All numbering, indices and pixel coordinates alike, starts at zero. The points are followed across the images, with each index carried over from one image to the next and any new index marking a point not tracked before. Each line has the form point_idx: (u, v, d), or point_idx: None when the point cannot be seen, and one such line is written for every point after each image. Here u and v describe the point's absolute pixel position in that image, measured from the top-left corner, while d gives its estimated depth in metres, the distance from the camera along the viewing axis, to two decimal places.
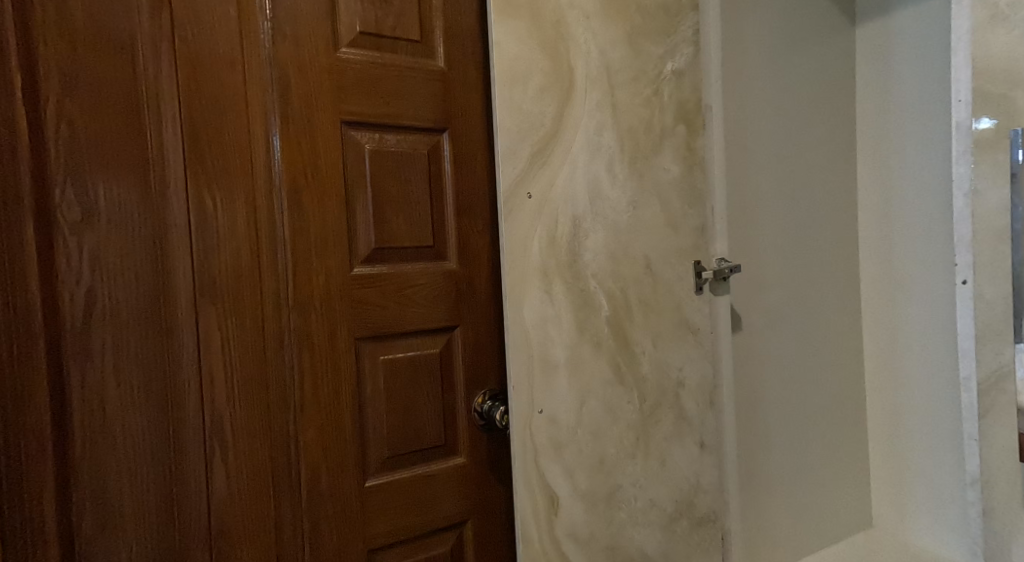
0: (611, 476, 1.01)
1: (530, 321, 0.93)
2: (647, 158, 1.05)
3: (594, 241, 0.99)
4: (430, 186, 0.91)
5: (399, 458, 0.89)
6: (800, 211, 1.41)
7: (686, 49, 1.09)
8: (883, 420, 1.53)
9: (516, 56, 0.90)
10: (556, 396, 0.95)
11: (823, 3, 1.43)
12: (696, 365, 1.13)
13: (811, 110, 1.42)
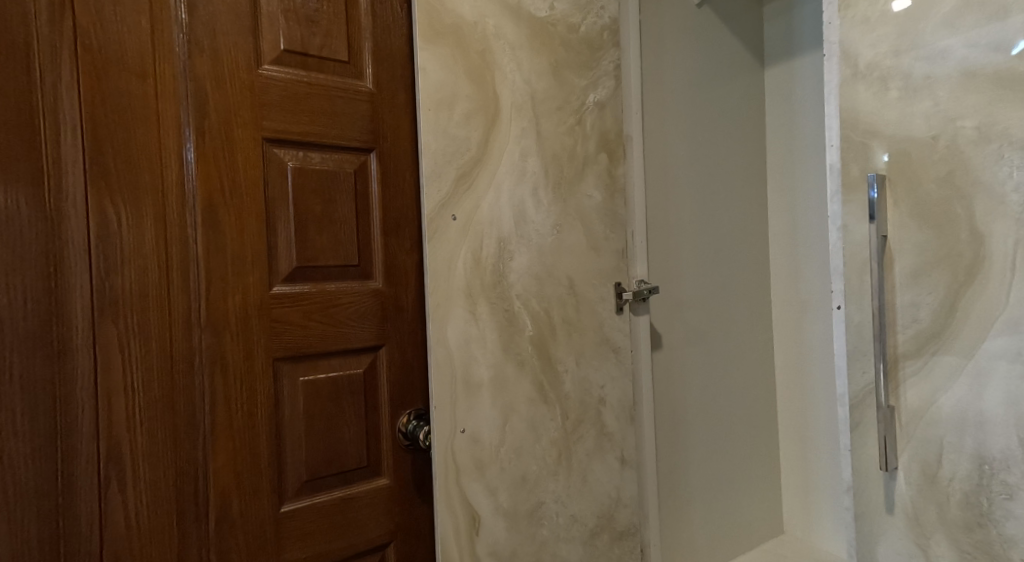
0: (534, 492, 1.03)
1: (453, 340, 0.94)
2: (571, 184, 1.09)
3: (518, 263, 1.02)
4: (356, 205, 0.90)
5: (318, 481, 0.87)
6: (715, 236, 1.51)
7: (607, 82, 1.16)
8: (791, 431, 1.64)
9: (442, 82, 0.93)
10: (478, 416, 0.97)
11: (735, 45, 1.55)
12: (617, 383, 1.17)
13: (724, 143, 1.53)
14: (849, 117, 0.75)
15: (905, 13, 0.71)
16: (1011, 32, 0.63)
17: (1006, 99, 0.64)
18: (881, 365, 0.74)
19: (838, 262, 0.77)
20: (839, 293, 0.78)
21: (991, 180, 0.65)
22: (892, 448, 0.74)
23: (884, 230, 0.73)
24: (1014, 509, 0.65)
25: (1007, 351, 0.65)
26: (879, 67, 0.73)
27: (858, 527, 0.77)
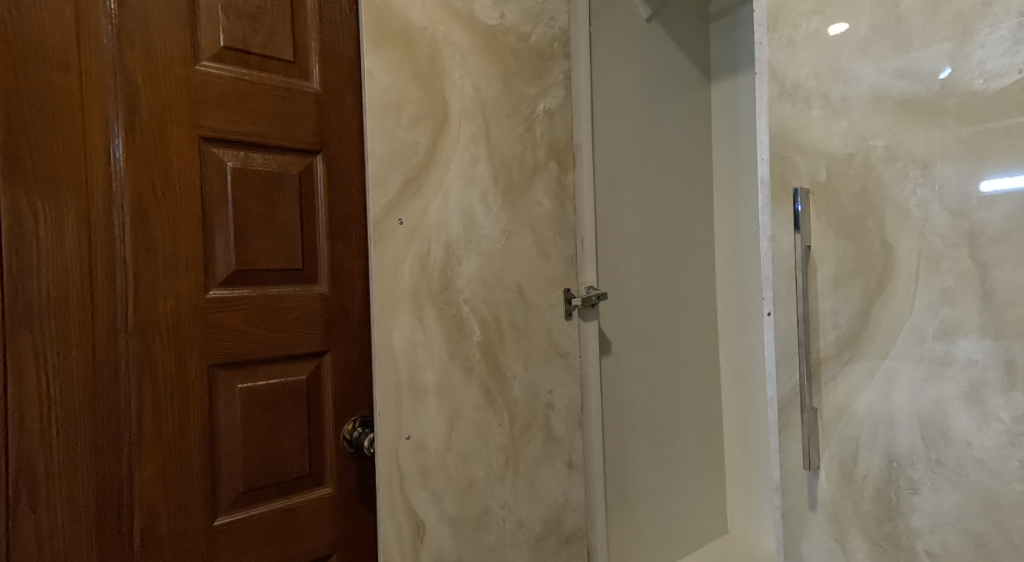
0: (480, 499, 1.03)
1: (399, 347, 0.93)
2: (520, 190, 1.10)
3: (466, 269, 1.02)
4: (301, 207, 0.88)
5: (256, 492, 0.84)
6: (662, 243, 1.55)
7: (557, 91, 1.18)
8: (734, 433, 1.70)
9: (389, 86, 0.92)
10: (423, 422, 0.96)
11: (682, 60, 1.60)
12: (565, 389, 1.19)
13: (671, 153, 1.57)
14: (778, 133, 0.79)
15: (826, 38, 0.75)
16: (913, 61, 0.68)
17: (909, 121, 0.69)
18: (803, 370, 0.78)
19: (768, 270, 0.81)
20: (769, 300, 0.81)
21: (898, 197, 0.70)
22: (814, 447, 0.78)
23: (807, 241, 0.77)
24: (918, 503, 0.70)
25: (910, 357, 0.70)
26: (801, 87, 0.78)
27: (785, 524, 0.81)
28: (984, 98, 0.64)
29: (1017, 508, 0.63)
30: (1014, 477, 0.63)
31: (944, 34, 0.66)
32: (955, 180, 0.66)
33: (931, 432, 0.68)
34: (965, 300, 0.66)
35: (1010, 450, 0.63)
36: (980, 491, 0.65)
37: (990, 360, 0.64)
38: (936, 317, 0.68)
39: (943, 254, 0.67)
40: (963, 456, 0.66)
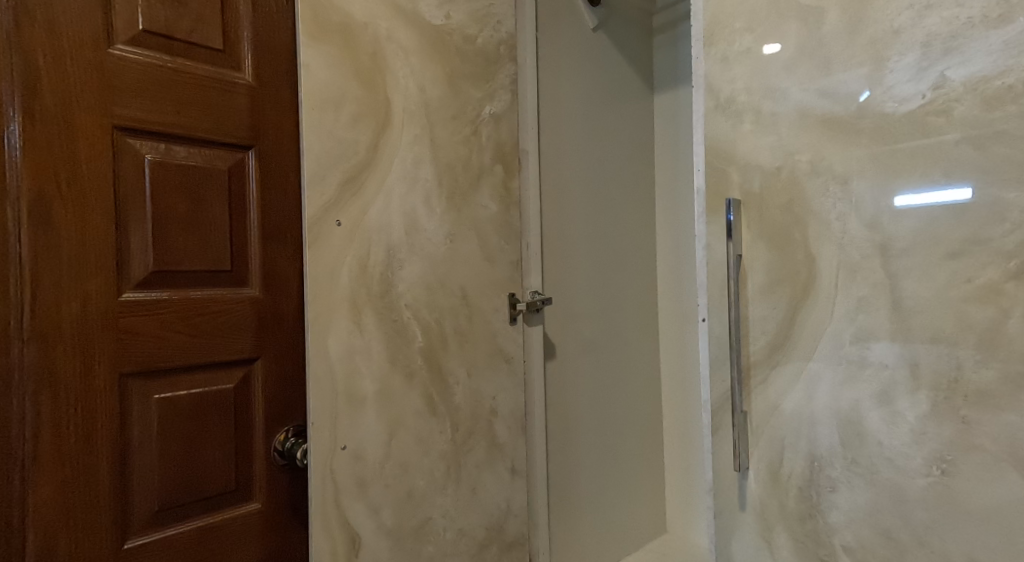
0: (420, 509, 1.00)
1: (335, 353, 0.89)
2: (465, 193, 1.08)
3: (408, 273, 0.99)
4: (230, 205, 0.83)
5: (174, 510, 0.78)
6: (606, 249, 1.56)
7: (503, 95, 1.17)
8: (674, 435, 1.73)
9: (327, 82, 0.88)
10: (360, 432, 0.92)
11: (628, 70, 1.63)
12: (509, 394, 1.17)
13: (615, 160, 1.59)
14: (714, 144, 0.81)
15: (758, 55, 0.77)
16: (834, 82, 0.71)
17: (832, 139, 0.71)
18: (734, 376, 0.79)
19: (702, 277, 0.82)
20: (703, 306, 0.82)
21: (820, 209, 0.72)
22: (744, 449, 0.79)
23: (739, 250, 0.78)
24: (837, 501, 0.72)
25: (830, 361, 0.72)
26: (735, 101, 0.79)
27: (717, 526, 0.82)
28: (894, 119, 0.67)
29: (921, 502, 0.66)
30: (918, 473, 0.66)
31: (861, 58, 0.69)
32: (870, 195, 0.69)
33: (848, 432, 0.71)
34: (878, 308, 0.68)
35: (915, 448, 0.66)
36: (890, 489, 0.68)
37: (899, 364, 0.67)
38: (852, 324, 0.70)
39: (859, 264, 0.69)
40: (875, 454, 0.69)
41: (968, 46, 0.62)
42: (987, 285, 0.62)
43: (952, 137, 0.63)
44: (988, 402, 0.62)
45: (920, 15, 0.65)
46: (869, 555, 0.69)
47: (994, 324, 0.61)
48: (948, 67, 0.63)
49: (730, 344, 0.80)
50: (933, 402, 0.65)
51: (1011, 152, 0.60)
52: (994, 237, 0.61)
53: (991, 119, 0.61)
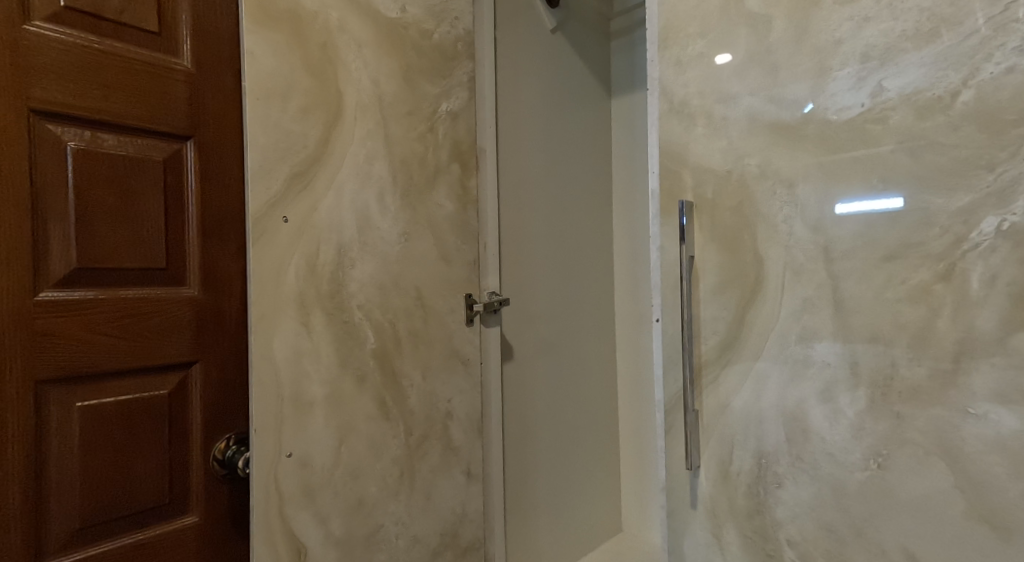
0: (371, 516, 0.97)
1: (280, 356, 0.85)
2: (421, 191, 1.05)
3: (360, 272, 0.95)
4: (165, 199, 0.78)
5: (98, 527, 0.73)
6: (564, 249, 1.55)
7: (460, 92, 1.15)
8: (631, 435, 1.74)
9: (273, 71, 0.84)
10: (308, 439, 0.88)
11: (586, 72, 1.63)
12: (465, 397, 1.15)
13: (573, 160, 1.59)
14: (668, 147, 0.80)
15: (710, 59, 0.77)
16: (782, 90, 0.71)
17: (779, 144, 0.71)
18: (686, 379, 0.79)
19: (656, 278, 0.82)
20: (657, 307, 0.82)
21: (768, 212, 0.72)
22: (696, 448, 0.79)
23: (691, 251, 0.78)
24: (783, 497, 0.72)
25: (776, 361, 0.72)
26: (688, 105, 0.79)
27: (670, 524, 0.82)
28: (836, 127, 0.67)
29: (859, 495, 0.66)
30: (856, 467, 0.66)
31: (805, 68, 0.69)
32: (814, 199, 0.68)
33: (792, 428, 0.71)
34: (821, 309, 0.68)
35: (853, 443, 0.66)
36: (831, 484, 0.68)
37: (840, 362, 0.67)
38: (797, 324, 0.70)
39: (804, 266, 0.69)
40: (817, 451, 0.69)
41: (902, 58, 0.62)
42: (919, 286, 0.62)
43: (887, 146, 0.63)
44: (920, 397, 0.62)
45: (859, 27, 0.65)
46: (812, 549, 0.70)
47: (925, 325, 0.62)
48: (885, 78, 0.64)
49: (682, 346, 0.80)
50: (870, 399, 0.65)
51: (941, 161, 0.60)
52: (925, 241, 0.61)
53: (923, 129, 0.61)
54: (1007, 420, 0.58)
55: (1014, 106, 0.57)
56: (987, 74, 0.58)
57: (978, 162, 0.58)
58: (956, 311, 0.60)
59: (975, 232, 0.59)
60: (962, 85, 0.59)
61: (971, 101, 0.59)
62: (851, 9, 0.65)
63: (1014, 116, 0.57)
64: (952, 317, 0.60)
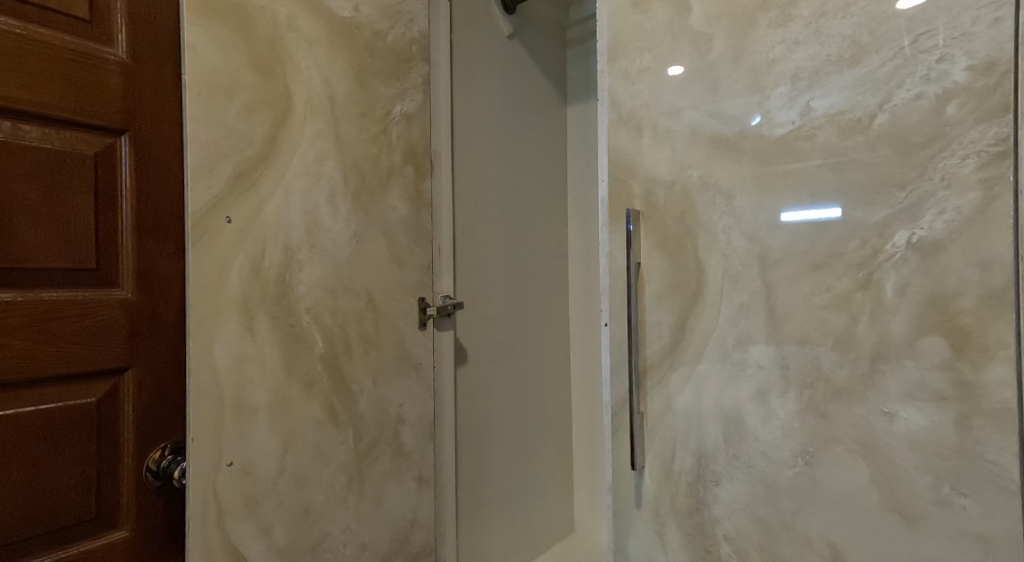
0: (317, 524, 0.95)
1: (221, 361, 0.82)
2: (373, 193, 1.04)
3: (308, 275, 0.94)
4: (96, 196, 0.75)
5: (16, 543, 0.69)
6: (518, 253, 1.56)
7: (415, 95, 1.14)
8: (584, 437, 1.76)
9: (216, 66, 0.81)
10: (250, 446, 0.85)
11: (542, 79, 1.64)
12: (417, 402, 1.14)
13: (529, 165, 1.60)
14: (617, 157, 0.82)
15: (657, 72, 0.79)
16: (722, 105, 0.73)
17: (718, 156, 0.74)
18: (632, 382, 0.81)
19: (605, 283, 0.84)
20: (606, 312, 0.84)
21: (708, 221, 0.75)
22: (640, 448, 0.81)
23: (637, 258, 0.80)
24: (720, 494, 0.75)
25: (716, 365, 0.75)
26: (636, 116, 0.81)
27: (616, 524, 0.84)
28: (770, 142, 0.70)
29: (789, 491, 0.69)
30: (786, 464, 0.69)
31: (743, 85, 0.72)
32: (750, 211, 0.71)
33: (729, 428, 0.74)
34: (755, 314, 0.71)
35: (784, 441, 0.69)
36: (763, 480, 0.71)
37: (772, 365, 0.70)
38: (734, 329, 0.73)
39: (741, 273, 0.72)
40: (752, 449, 0.72)
41: (827, 81, 0.66)
42: (842, 294, 0.65)
43: (814, 162, 0.67)
44: (842, 398, 0.65)
45: (790, 49, 0.68)
46: (747, 544, 0.73)
47: (846, 330, 0.65)
48: (813, 98, 0.67)
49: (629, 350, 0.82)
50: (799, 400, 0.68)
51: (861, 177, 0.64)
52: (847, 251, 0.65)
53: (845, 147, 0.65)
54: (916, 419, 0.61)
55: (923, 130, 0.60)
56: (899, 99, 0.62)
57: (892, 180, 0.62)
58: (873, 318, 0.63)
59: (889, 244, 0.62)
60: (878, 108, 0.63)
61: (886, 123, 0.62)
62: (784, 31, 0.69)
63: (923, 138, 0.60)
64: (870, 323, 0.64)
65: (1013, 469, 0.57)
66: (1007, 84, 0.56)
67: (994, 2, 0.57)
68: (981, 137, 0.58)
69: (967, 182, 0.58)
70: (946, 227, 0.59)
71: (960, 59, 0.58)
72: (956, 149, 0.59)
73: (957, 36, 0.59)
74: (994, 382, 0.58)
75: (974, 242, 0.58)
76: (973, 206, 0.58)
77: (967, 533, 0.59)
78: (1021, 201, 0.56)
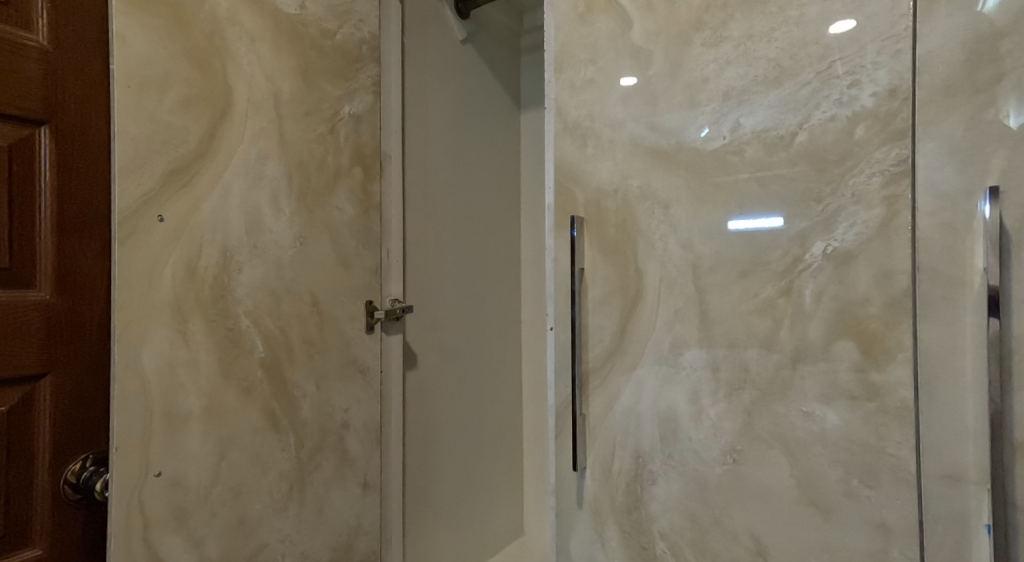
0: (254, 535, 0.92)
1: (150, 367, 0.79)
2: (319, 194, 1.02)
3: (248, 277, 0.91)
4: (11, 191, 0.71)
5: None
6: (470, 258, 1.56)
7: (364, 96, 1.13)
8: (534, 439, 1.78)
9: (148, 58, 0.78)
10: (181, 455, 0.82)
11: (496, 84, 1.65)
12: (363, 406, 1.12)
13: (481, 170, 1.60)
14: (562, 165, 0.84)
15: (600, 84, 0.81)
16: (660, 118, 0.76)
17: (656, 167, 0.76)
18: (574, 386, 0.82)
19: (551, 288, 0.85)
20: (552, 316, 0.85)
21: (647, 229, 0.77)
22: (582, 449, 0.82)
23: (582, 263, 0.82)
24: (656, 493, 0.77)
25: (654, 368, 0.77)
26: (580, 126, 0.83)
27: (558, 524, 0.84)
28: (703, 155, 0.72)
29: (718, 488, 0.72)
30: (715, 462, 0.72)
31: (679, 101, 0.74)
32: (685, 220, 0.74)
33: (665, 429, 0.76)
34: (689, 319, 0.74)
35: (713, 440, 0.72)
36: (695, 478, 0.74)
37: (704, 368, 0.73)
38: (670, 333, 0.75)
39: (676, 280, 0.75)
40: (685, 449, 0.74)
41: (754, 99, 0.69)
42: (766, 300, 0.68)
43: (742, 175, 0.70)
44: (767, 399, 0.68)
45: (722, 68, 0.71)
46: (680, 542, 0.75)
47: (770, 335, 0.68)
48: (741, 115, 0.70)
49: (571, 354, 0.83)
50: (728, 401, 0.71)
51: (784, 192, 0.67)
52: (771, 260, 0.68)
53: (770, 162, 0.68)
54: (832, 419, 0.65)
55: (835, 149, 0.64)
56: (816, 120, 0.65)
57: (810, 195, 0.66)
58: (793, 323, 0.67)
59: (808, 254, 0.66)
60: (799, 127, 0.66)
61: (805, 142, 0.66)
62: (716, 51, 0.71)
63: (836, 157, 0.64)
64: (791, 327, 0.67)
65: (911, 461, 0.61)
66: (906, 110, 0.60)
67: (895, 34, 0.61)
68: (884, 157, 0.62)
69: (873, 199, 0.62)
70: (856, 239, 0.63)
71: (868, 85, 0.62)
72: (864, 168, 0.63)
73: (865, 64, 0.63)
74: (895, 382, 0.61)
75: (881, 253, 0.62)
76: (878, 220, 0.62)
77: (872, 521, 0.63)
78: (918, 217, 0.60)
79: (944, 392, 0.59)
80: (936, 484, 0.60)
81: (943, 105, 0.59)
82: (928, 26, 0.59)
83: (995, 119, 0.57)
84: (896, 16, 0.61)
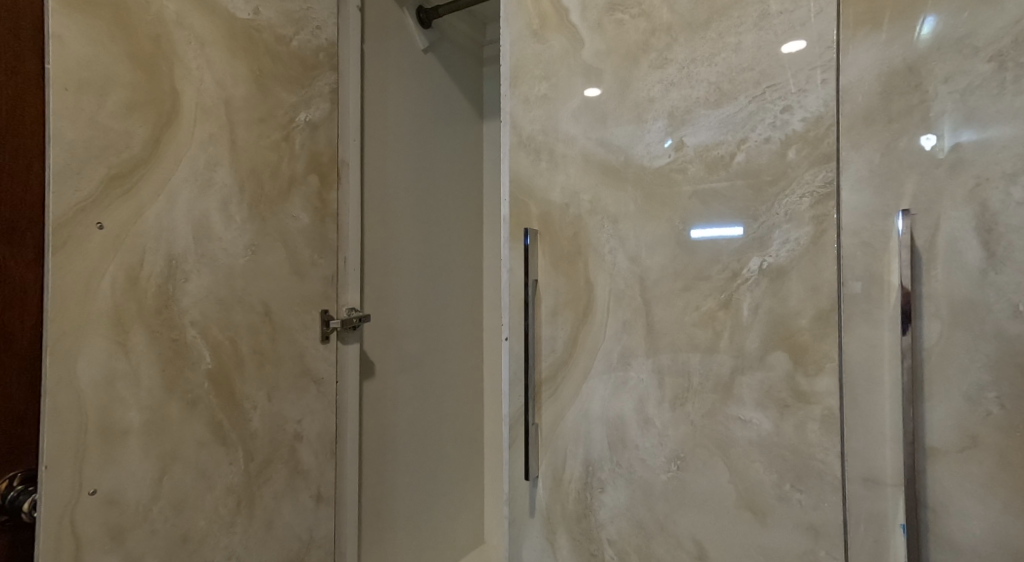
0: (197, 552, 0.89)
1: (85, 379, 0.76)
2: (272, 202, 1.01)
3: (194, 286, 0.89)
4: None
5: None
6: (429, 267, 1.56)
7: (321, 103, 1.12)
8: (495, 447, 1.78)
9: (88, 60, 0.76)
10: (119, 471, 0.79)
11: (458, 94, 1.66)
12: (316, 418, 1.10)
13: (442, 179, 1.60)
14: (517, 179, 0.85)
15: (553, 100, 0.83)
16: (609, 134, 0.78)
17: (605, 182, 0.78)
18: (527, 395, 0.84)
19: (506, 299, 0.86)
20: (507, 326, 0.86)
21: (597, 242, 0.79)
22: (535, 458, 0.83)
23: (535, 275, 0.83)
24: (605, 500, 0.79)
25: (603, 378, 0.78)
26: (535, 140, 0.84)
27: (511, 532, 0.85)
28: (650, 172, 0.75)
29: (664, 495, 0.74)
30: (661, 469, 0.74)
31: (627, 118, 0.77)
32: (632, 234, 0.76)
33: (614, 437, 0.78)
34: (636, 331, 0.76)
35: (659, 448, 0.74)
36: (642, 486, 0.76)
37: (650, 377, 0.75)
38: (619, 344, 0.77)
39: (624, 292, 0.77)
40: (632, 456, 0.76)
41: (697, 119, 0.72)
42: (708, 313, 0.71)
43: (686, 192, 0.72)
44: (709, 409, 0.71)
45: (667, 89, 0.74)
46: (628, 547, 0.77)
47: (711, 346, 0.71)
48: (686, 134, 0.72)
49: (525, 364, 0.84)
50: (673, 410, 0.73)
51: (724, 209, 0.70)
52: (712, 275, 0.71)
53: (710, 180, 0.71)
54: (768, 427, 0.68)
55: (770, 170, 0.67)
56: (753, 141, 0.68)
57: (748, 213, 0.69)
58: (732, 335, 0.70)
59: (745, 269, 0.69)
60: (736, 148, 0.69)
61: (743, 162, 0.69)
62: (663, 72, 0.74)
63: (770, 178, 0.67)
64: (731, 339, 0.70)
65: (837, 467, 0.64)
66: (832, 135, 0.64)
67: (823, 64, 0.65)
68: (813, 179, 0.65)
69: (804, 218, 0.66)
70: (789, 254, 0.66)
71: (798, 111, 0.66)
72: (795, 189, 0.66)
73: (796, 91, 0.66)
74: (825, 392, 0.65)
75: (811, 269, 0.65)
76: (808, 237, 0.65)
77: (804, 524, 0.66)
78: (843, 236, 0.64)
79: (866, 401, 0.63)
80: (861, 488, 0.63)
81: (865, 131, 0.63)
82: (852, 57, 0.63)
83: (913, 144, 0.61)
84: (822, 47, 0.65)
